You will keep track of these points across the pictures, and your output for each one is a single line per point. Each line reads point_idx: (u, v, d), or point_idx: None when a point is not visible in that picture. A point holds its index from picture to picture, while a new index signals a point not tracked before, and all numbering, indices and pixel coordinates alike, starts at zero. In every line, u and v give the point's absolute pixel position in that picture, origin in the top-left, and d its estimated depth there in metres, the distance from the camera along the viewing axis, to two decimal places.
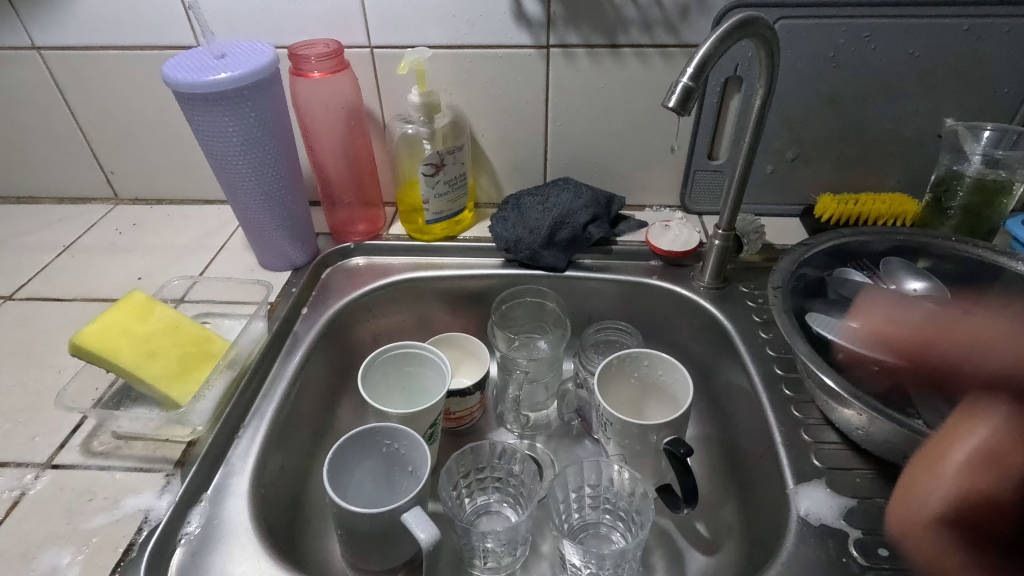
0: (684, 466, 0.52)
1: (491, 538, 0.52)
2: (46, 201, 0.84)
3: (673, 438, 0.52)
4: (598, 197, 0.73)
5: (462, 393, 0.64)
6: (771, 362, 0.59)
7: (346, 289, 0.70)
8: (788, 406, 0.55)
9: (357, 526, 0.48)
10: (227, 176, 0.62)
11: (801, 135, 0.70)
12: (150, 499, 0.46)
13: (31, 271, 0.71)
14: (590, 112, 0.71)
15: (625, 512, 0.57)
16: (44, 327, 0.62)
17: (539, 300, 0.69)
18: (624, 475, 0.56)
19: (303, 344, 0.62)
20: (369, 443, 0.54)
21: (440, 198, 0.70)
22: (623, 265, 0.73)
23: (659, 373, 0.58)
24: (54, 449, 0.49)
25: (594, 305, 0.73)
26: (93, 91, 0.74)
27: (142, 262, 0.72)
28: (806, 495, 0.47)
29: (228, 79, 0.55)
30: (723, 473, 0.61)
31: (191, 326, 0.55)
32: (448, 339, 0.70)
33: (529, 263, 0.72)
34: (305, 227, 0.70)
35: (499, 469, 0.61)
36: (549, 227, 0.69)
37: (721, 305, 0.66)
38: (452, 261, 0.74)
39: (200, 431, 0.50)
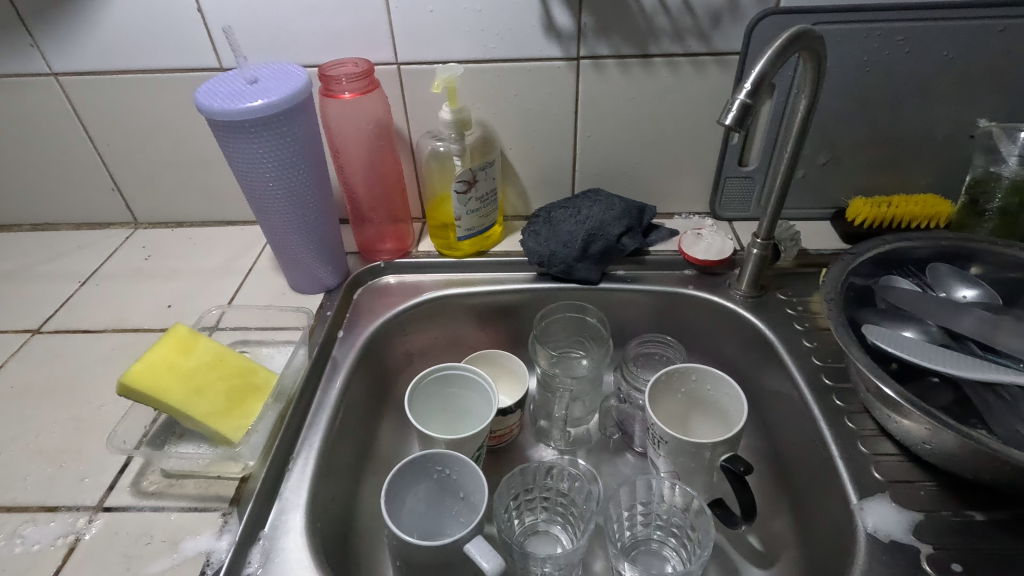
0: (742, 483, 0.52)
1: (550, 562, 0.51)
2: (63, 227, 0.83)
3: (730, 455, 0.52)
4: (630, 207, 0.73)
5: (503, 413, 0.63)
6: (818, 371, 0.59)
7: (379, 310, 0.69)
8: (841, 417, 0.54)
9: (420, 559, 0.47)
10: (260, 201, 0.61)
11: (832, 139, 0.69)
12: (209, 540, 0.45)
13: (56, 301, 0.70)
14: (621, 122, 0.70)
15: (679, 528, 0.57)
16: (77, 361, 0.61)
17: (578, 314, 0.69)
18: (677, 491, 0.55)
19: (343, 369, 0.61)
20: (421, 470, 0.53)
21: (472, 214, 0.69)
22: (657, 275, 0.72)
23: (708, 387, 0.58)
24: (103, 491, 0.48)
25: (629, 316, 0.73)
26: (112, 115, 0.72)
27: (170, 289, 0.71)
28: (872, 510, 0.47)
29: (263, 106, 0.53)
30: (772, 484, 0.61)
31: (235, 358, 0.54)
32: (485, 357, 0.69)
33: (563, 276, 0.71)
34: (336, 248, 0.69)
35: (548, 488, 0.60)
36: (583, 240, 0.69)
37: (761, 314, 0.66)
38: (484, 276, 0.73)
39: (251, 467, 0.49)
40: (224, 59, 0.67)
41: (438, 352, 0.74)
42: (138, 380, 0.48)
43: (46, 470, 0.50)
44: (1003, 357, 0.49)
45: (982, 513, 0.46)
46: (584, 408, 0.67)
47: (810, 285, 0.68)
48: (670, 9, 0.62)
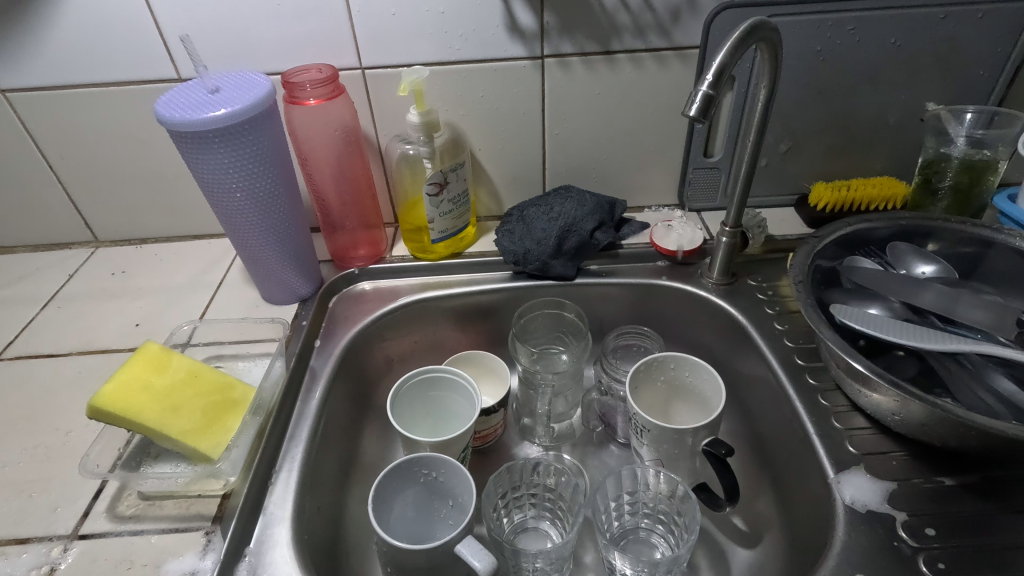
0: (724, 465, 0.53)
1: (541, 557, 0.51)
2: (20, 250, 0.80)
3: (711, 439, 0.53)
4: (601, 202, 0.73)
5: (487, 412, 0.63)
6: (791, 353, 0.61)
7: (356, 317, 0.69)
8: (815, 395, 0.56)
9: (412, 563, 0.47)
10: (227, 212, 0.60)
11: (792, 128, 0.72)
12: (193, 560, 0.44)
13: (16, 327, 0.67)
14: (588, 118, 0.71)
15: (666, 515, 0.58)
16: (42, 387, 0.59)
17: (556, 311, 0.69)
18: (661, 478, 0.56)
19: (322, 378, 0.61)
20: (408, 475, 0.53)
21: (445, 216, 0.69)
22: (631, 268, 0.73)
23: (686, 374, 0.59)
24: (78, 518, 0.46)
25: (606, 310, 0.74)
26: (67, 132, 0.70)
27: (137, 307, 0.69)
28: (849, 483, 0.48)
29: (226, 115, 0.53)
30: (753, 465, 0.62)
31: (211, 373, 0.53)
32: (467, 358, 0.69)
33: (538, 273, 0.71)
34: (309, 256, 0.68)
35: (536, 484, 0.60)
36: (557, 236, 0.69)
37: (733, 300, 0.68)
38: (460, 278, 0.73)
39: (234, 483, 0.48)
40: (182, 69, 0.65)
41: (419, 356, 0.74)
42: (112, 403, 0.46)
43: (15, 501, 0.48)
44: (962, 328, 0.52)
45: (952, 478, 0.48)
46: (566, 403, 0.68)
47: (779, 270, 0.70)
48: (630, 6, 0.63)
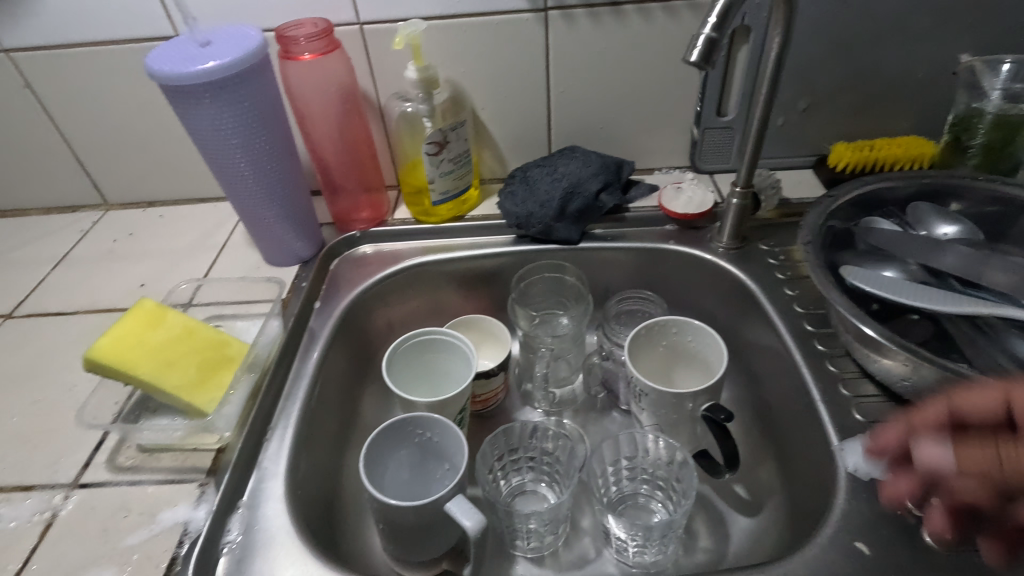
0: (724, 431, 0.51)
1: (535, 519, 0.52)
2: (34, 212, 0.81)
3: (711, 405, 0.52)
4: (607, 163, 0.71)
5: (486, 375, 0.62)
6: (800, 319, 0.58)
7: (356, 280, 0.68)
8: (823, 361, 0.54)
9: (402, 520, 0.47)
10: (224, 172, 0.60)
11: (812, 84, 0.68)
12: (187, 510, 0.44)
13: (28, 286, 0.69)
14: (594, 75, 0.68)
15: (664, 481, 0.57)
16: (51, 343, 0.60)
17: (558, 275, 0.68)
18: (660, 443, 0.55)
19: (320, 339, 0.61)
20: (402, 435, 0.53)
21: (446, 176, 0.68)
22: (637, 232, 0.71)
23: (689, 339, 0.57)
24: (79, 468, 0.48)
25: (610, 275, 0.72)
26: (70, 92, 0.70)
27: (143, 268, 0.70)
28: (852, 450, 0.46)
29: (216, 68, 0.52)
30: (758, 434, 0.61)
31: (207, 330, 0.53)
32: (467, 322, 0.69)
33: (541, 237, 0.70)
34: (309, 218, 0.68)
35: (533, 448, 0.60)
36: (560, 198, 0.67)
37: (742, 265, 0.65)
38: (462, 241, 0.72)
39: (228, 438, 0.49)
40: (179, 26, 0.64)
41: (421, 320, 0.73)
42: (110, 356, 0.47)
43: (22, 451, 0.49)
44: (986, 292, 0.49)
45: None
46: (568, 367, 0.66)
47: (792, 234, 0.68)
48: None
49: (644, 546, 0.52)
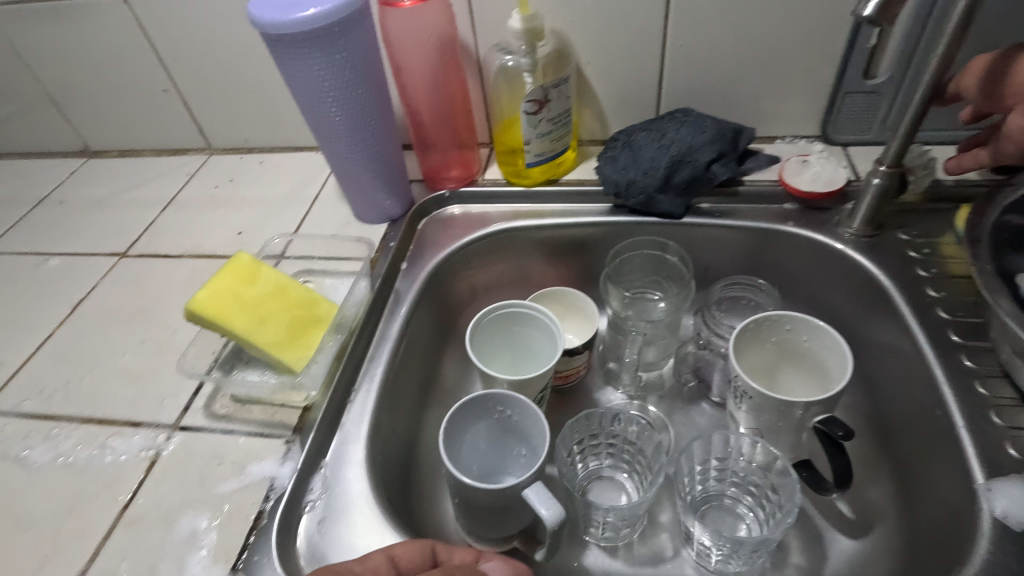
0: (838, 448, 0.46)
1: (613, 513, 0.49)
2: (147, 153, 0.86)
3: (826, 417, 0.46)
4: (724, 130, 0.63)
5: (570, 353, 0.59)
6: (943, 327, 0.50)
7: (443, 242, 0.66)
8: (971, 381, 0.46)
9: (478, 500, 0.46)
10: (319, 124, 0.58)
11: (994, 43, 0.56)
12: (274, 466, 0.46)
13: (141, 226, 0.73)
14: (719, 28, 0.60)
15: (757, 488, 0.52)
16: (159, 285, 0.64)
17: (659, 253, 0.62)
18: (757, 449, 0.50)
19: (405, 302, 0.60)
20: (482, 410, 0.51)
21: (543, 137, 0.63)
22: (750, 209, 0.63)
23: (805, 339, 0.51)
24: (180, 411, 0.50)
25: (714, 255, 0.65)
26: (179, 37, 0.71)
27: (242, 216, 0.72)
28: (1003, 492, 0.40)
29: (316, 16, 0.49)
30: (872, 449, 0.54)
31: (298, 288, 0.53)
32: (551, 295, 0.65)
33: (641, 209, 0.64)
34: (400, 175, 0.66)
35: (615, 434, 0.57)
36: (667, 167, 0.61)
37: (875, 256, 0.57)
38: (554, 208, 0.68)
39: (313, 397, 0.50)
40: None
41: (505, 287, 0.70)
42: (210, 309, 0.48)
43: (133, 387, 0.53)
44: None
45: None
46: (658, 353, 0.62)
47: (941, 223, 0.58)
48: None
49: (728, 558, 0.48)
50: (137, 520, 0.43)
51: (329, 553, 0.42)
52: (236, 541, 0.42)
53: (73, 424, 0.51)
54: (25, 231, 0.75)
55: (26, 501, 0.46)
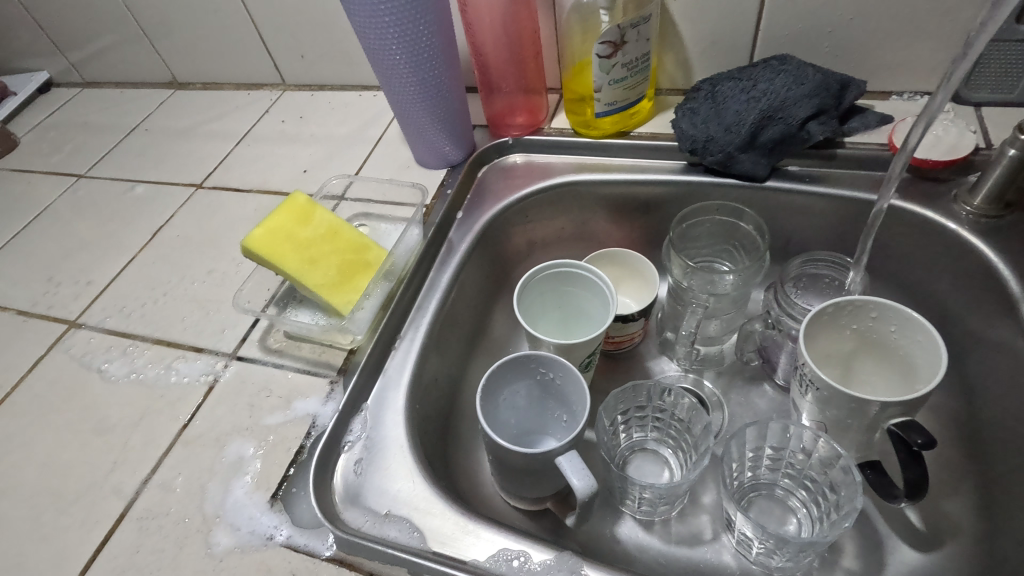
0: (915, 456, 0.41)
1: (650, 490, 0.47)
2: (227, 87, 0.88)
3: (904, 421, 0.41)
4: (827, 81, 0.55)
5: (624, 319, 0.56)
6: None
7: (502, 192, 0.64)
8: None
9: (512, 461, 0.45)
10: (380, 64, 0.56)
11: None
12: (316, 404, 0.47)
13: (216, 159, 0.75)
14: None
15: (814, 483, 0.48)
16: (229, 218, 0.66)
17: (732, 219, 0.56)
18: (819, 443, 0.46)
19: (458, 253, 0.58)
20: (524, 370, 0.50)
21: (615, 85, 0.58)
22: (846, 176, 0.56)
23: (892, 330, 0.45)
24: (238, 341, 0.52)
25: (798, 225, 0.58)
26: None
27: (308, 153, 0.72)
28: None
29: None
30: (957, 459, 0.48)
31: (350, 232, 0.53)
32: (609, 256, 0.62)
33: (719, 169, 0.58)
34: (462, 119, 0.63)
35: (663, 408, 0.54)
36: (753, 123, 0.54)
37: (997, 241, 0.48)
38: (623, 162, 0.63)
39: (359, 340, 0.50)
40: None
41: (564, 243, 0.68)
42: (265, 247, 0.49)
43: (199, 314, 0.56)
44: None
45: None
46: (721, 328, 0.59)
47: None
48: None
49: (772, 553, 0.45)
50: (193, 440, 0.47)
51: (361, 494, 0.43)
52: (277, 471, 0.44)
53: (146, 343, 0.54)
54: (117, 157, 0.80)
55: (103, 409, 0.50)
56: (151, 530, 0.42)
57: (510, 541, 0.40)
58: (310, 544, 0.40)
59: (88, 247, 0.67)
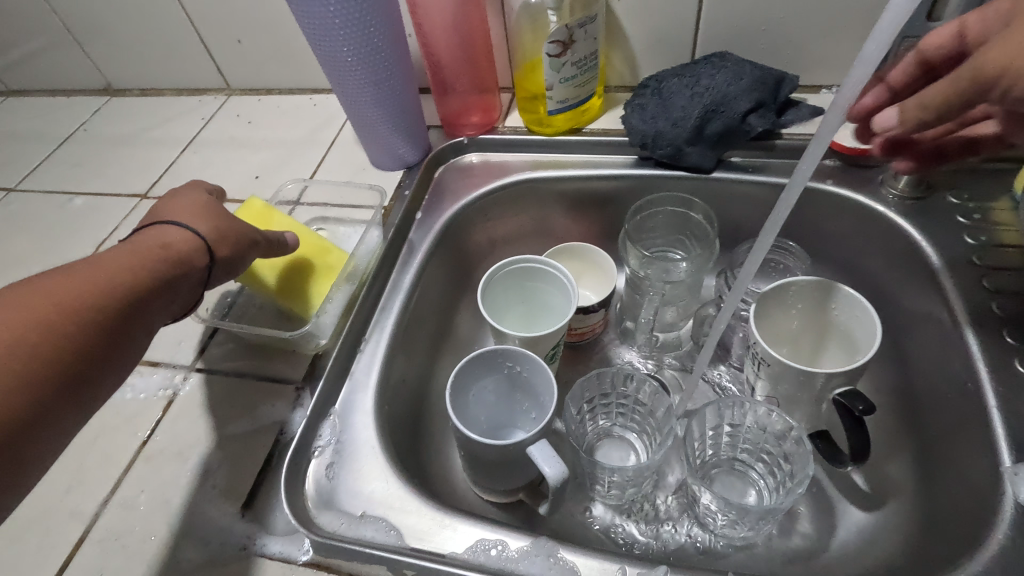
0: (859, 422, 0.44)
1: (618, 474, 0.49)
2: (168, 93, 0.85)
3: (848, 390, 0.44)
4: (765, 76, 0.58)
5: (585, 311, 0.58)
6: (987, 299, 0.47)
7: (460, 191, 0.64)
8: (1009, 358, 0.43)
9: (484, 454, 0.46)
10: (331, 65, 0.56)
11: None
12: (285, 411, 0.47)
13: (161, 167, 0.73)
14: None
15: (770, 455, 0.51)
16: None
17: (683, 210, 0.58)
18: (773, 418, 0.48)
19: (419, 253, 0.59)
20: (491, 365, 0.50)
21: (566, 83, 0.60)
22: (785, 165, 0.59)
23: (834, 307, 0.48)
24: (196, 353, 0.51)
25: (743, 213, 0.62)
26: None
27: (259, 159, 0.71)
28: None
29: None
30: (895, 423, 0.52)
31: (312, 236, 0.53)
32: (569, 250, 0.63)
33: (668, 162, 0.61)
34: (416, 120, 0.63)
35: (627, 395, 0.56)
36: (698, 118, 0.57)
37: (919, 221, 0.52)
38: (577, 158, 0.65)
39: (324, 345, 0.50)
40: None
41: (523, 240, 0.69)
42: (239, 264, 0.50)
43: None
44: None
45: None
46: (677, 314, 0.61)
47: (997, 186, 0.54)
48: None
49: (735, 524, 0.47)
50: (154, 455, 0.45)
51: (334, 498, 0.43)
52: (246, 482, 0.43)
53: None
54: (51, 168, 0.76)
55: None
56: (115, 550, 0.41)
57: (487, 531, 0.40)
58: (285, 551, 0.40)
59: (25, 264, 0.64)
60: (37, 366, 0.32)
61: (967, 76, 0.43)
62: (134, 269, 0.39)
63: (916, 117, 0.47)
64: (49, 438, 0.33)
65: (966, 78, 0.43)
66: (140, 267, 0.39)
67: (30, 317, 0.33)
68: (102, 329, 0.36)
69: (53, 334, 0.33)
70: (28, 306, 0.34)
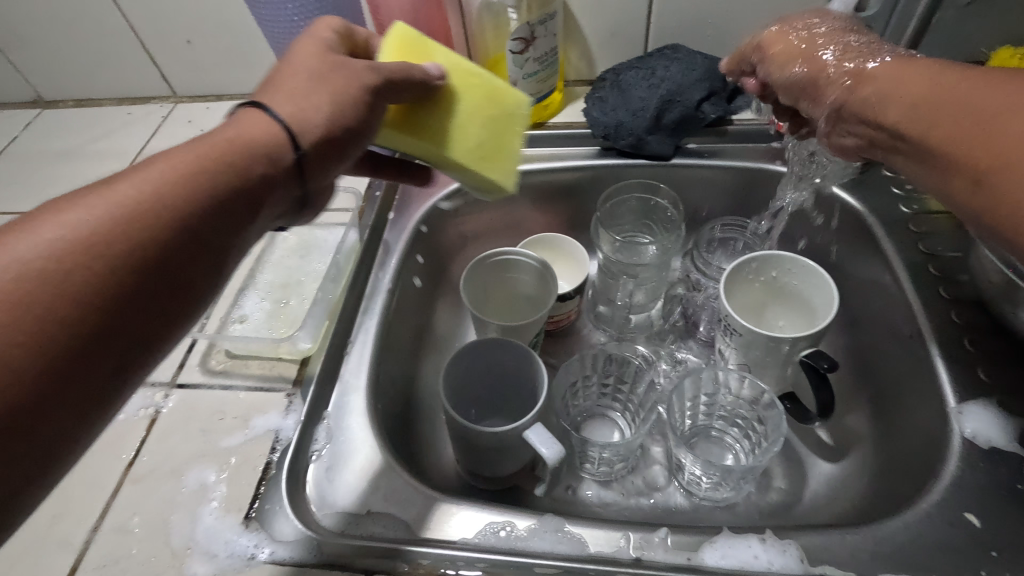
0: (823, 380, 0.48)
1: (608, 449, 0.51)
2: (107, 103, 0.81)
3: (812, 351, 0.48)
4: (714, 66, 0.61)
5: (562, 298, 0.60)
6: (923, 261, 0.52)
7: (430, 190, 0.65)
8: (946, 310, 0.48)
9: (480, 442, 0.47)
10: None
11: None
12: (277, 419, 0.47)
13: None
14: None
15: (744, 420, 0.55)
16: None
17: (647, 196, 0.61)
18: (745, 384, 0.53)
19: (395, 253, 0.59)
20: (479, 356, 0.51)
21: (529, 79, 0.61)
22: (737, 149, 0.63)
23: (776, 275, 0.53)
24: (175, 369, 0.50)
25: (702, 196, 0.65)
26: None
27: None
28: (972, 415, 0.42)
29: None
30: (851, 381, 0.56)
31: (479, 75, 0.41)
32: (541, 241, 0.65)
33: (630, 151, 0.63)
34: None
35: (607, 375, 0.58)
36: (655, 108, 0.60)
37: (859, 194, 0.57)
38: (541, 151, 0.66)
39: (310, 350, 0.51)
40: None
41: (494, 235, 0.70)
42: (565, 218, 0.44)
43: None
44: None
45: None
46: (647, 295, 0.64)
47: None
48: None
49: (718, 486, 0.51)
50: (143, 476, 0.44)
51: (337, 500, 0.43)
52: (245, 492, 0.43)
53: None
54: None
55: None
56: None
57: (494, 514, 0.42)
58: (297, 555, 0.39)
59: None
60: (71, 306, 0.25)
61: (970, 78, 0.33)
62: (210, 168, 0.29)
63: (864, 98, 0.39)
64: (74, 425, 0.25)
65: (950, 81, 0.34)
66: (217, 176, 0.29)
67: (91, 210, 0.26)
68: (166, 251, 0.27)
69: (78, 264, 0.25)
70: (29, 269, 0.24)
